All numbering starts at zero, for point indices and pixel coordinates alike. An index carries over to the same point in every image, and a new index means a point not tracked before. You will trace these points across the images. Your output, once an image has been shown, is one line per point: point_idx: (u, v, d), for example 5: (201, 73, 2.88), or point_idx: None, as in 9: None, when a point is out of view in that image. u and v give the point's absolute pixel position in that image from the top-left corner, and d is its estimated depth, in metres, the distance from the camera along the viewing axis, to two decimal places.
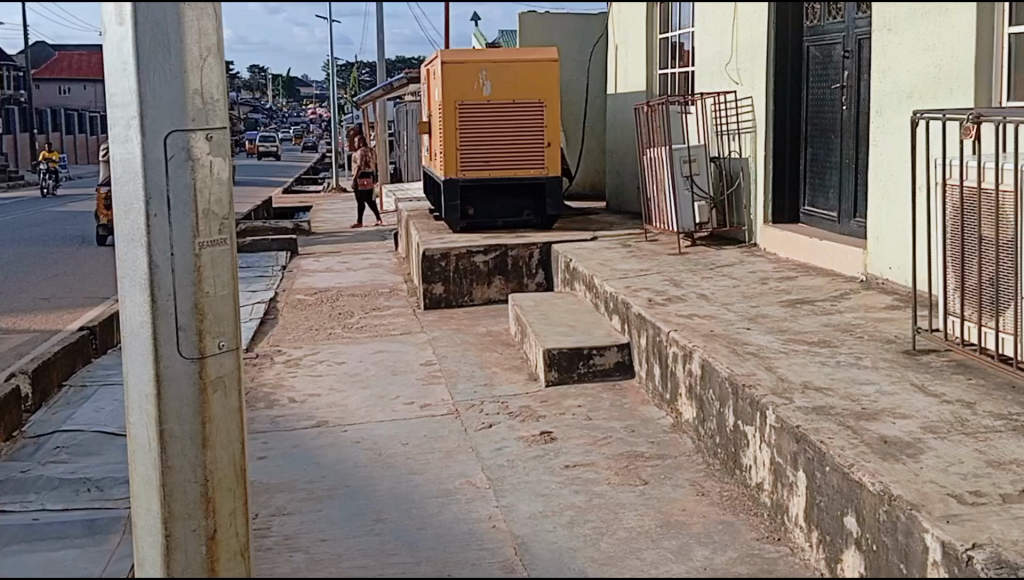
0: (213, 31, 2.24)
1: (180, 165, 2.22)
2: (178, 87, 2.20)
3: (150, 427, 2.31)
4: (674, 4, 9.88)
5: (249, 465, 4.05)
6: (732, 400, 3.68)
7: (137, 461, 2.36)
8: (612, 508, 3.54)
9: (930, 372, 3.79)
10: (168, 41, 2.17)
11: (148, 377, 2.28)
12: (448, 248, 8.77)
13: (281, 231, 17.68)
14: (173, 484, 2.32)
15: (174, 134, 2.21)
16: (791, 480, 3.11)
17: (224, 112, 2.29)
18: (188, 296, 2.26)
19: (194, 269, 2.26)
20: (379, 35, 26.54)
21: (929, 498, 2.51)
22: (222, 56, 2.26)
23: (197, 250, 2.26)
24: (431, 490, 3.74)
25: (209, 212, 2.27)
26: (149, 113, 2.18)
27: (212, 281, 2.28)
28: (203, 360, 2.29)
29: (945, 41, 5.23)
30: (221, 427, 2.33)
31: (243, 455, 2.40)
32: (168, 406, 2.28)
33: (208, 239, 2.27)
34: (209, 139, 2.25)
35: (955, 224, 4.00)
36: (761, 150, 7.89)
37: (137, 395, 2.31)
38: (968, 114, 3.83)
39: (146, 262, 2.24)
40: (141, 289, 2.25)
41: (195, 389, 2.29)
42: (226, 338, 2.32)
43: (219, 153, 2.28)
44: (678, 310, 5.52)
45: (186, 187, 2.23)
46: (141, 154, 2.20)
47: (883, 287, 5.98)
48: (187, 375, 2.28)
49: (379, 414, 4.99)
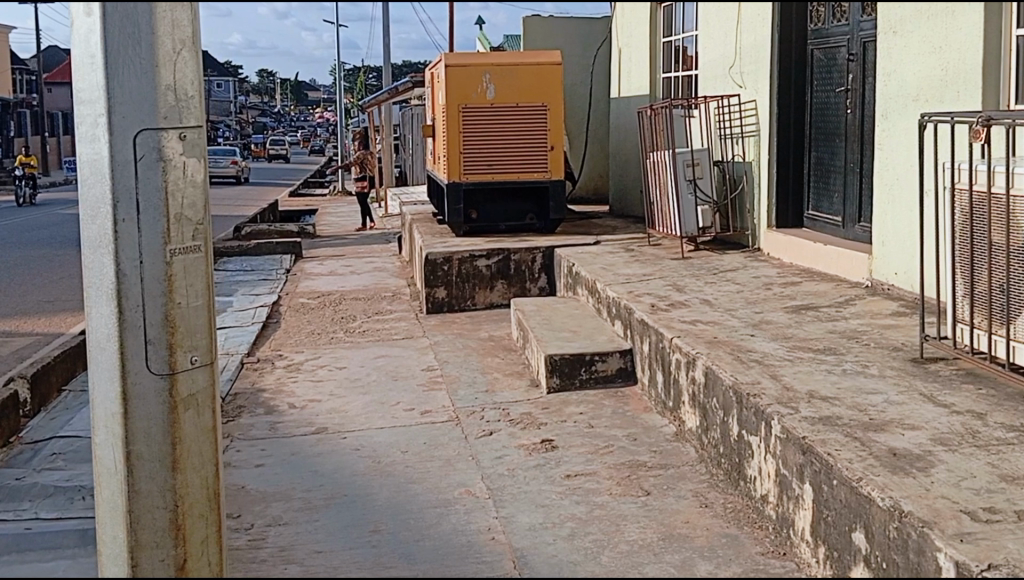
0: (186, 23, 2.41)
1: (151, 165, 2.42)
2: (149, 82, 2.39)
3: (117, 449, 2.50)
4: (677, 7, 9.84)
5: (246, 473, 3.99)
6: (736, 409, 3.61)
7: (105, 485, 2.55)
8: (613, 520, 3.47)
9: (938, 381, 3.71)
10: (139, 33, 2.35)
11: (115, 396, 2.47)
12: (451, 252, 8.72)
13: (286, 234, 17.66)
14: (140, 511, 2.51)
15: (145, 133, 2.41)
16: (797, 493, 3.05)
17: (197, 108, 2.48)
18: (156, 310, 2.45)
19: (166, 277, 2.45)
20: (383, 38, 26.53)
21: (941, 514, 2.44)
22: (195, 49, 2.44)
23: (169, 258, 2.45)
24: (430, 500, 3.68)
25: (181, 216, 2.47)
26: (117, 106, 2.37)
27: (184, 290, 2.48)
28: (173, 377, 2.49)
29: (951, 43, 5.17)
30: (190, 444, 2.54)
31: (213, 477, 2.61)
32: (135, 424, 2.47)
33: (180, 247, 2.47)
34: (182, 139, 2.45)
35: (965, 229, 3.93)
36: (765, 154, 7.83)
37: (105, 413, 2.50)
38: (977, 118, 3.76)
39: (113, 270, 2.43)
40: (108, 298, 2.44)
41: (164, 408, 2.48)
42: (197, 353, 2.53)
43: (192, 154, 2.49)
44: (681, 316, 5.46)
45: (158, 189, 2.43)
46: (109, 154, 2.39)
47: (888, 293, 5.91)
48: (155, 392, 2.48)
49: (378, 420, 4.93)
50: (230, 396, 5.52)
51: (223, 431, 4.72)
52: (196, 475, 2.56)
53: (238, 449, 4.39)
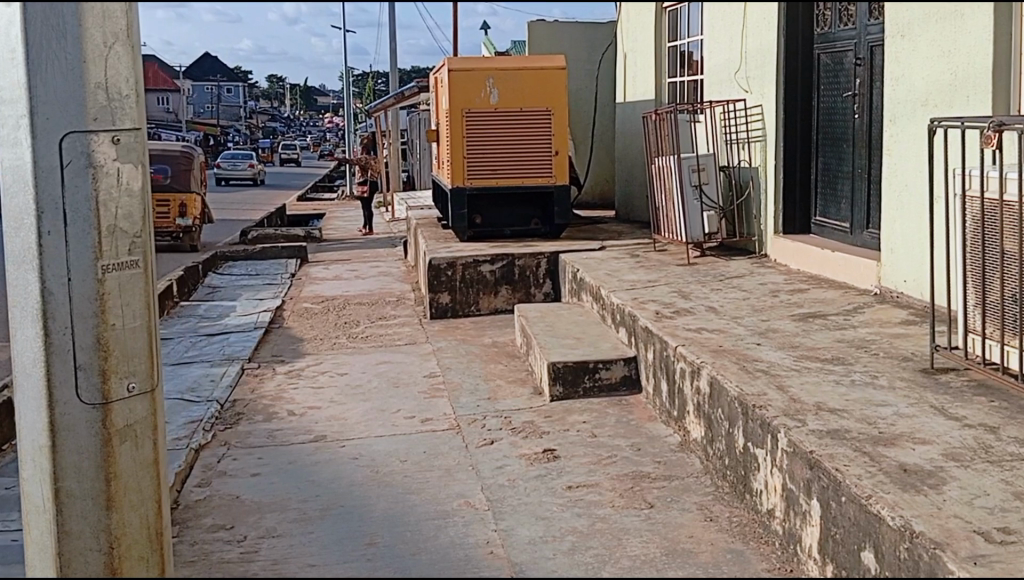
0: (121, 14, 2.39)
1: (80, 170, 2.43)
2: (80, 79, 2.40)
3: (47, 485, 2.53)
4: (682, 11, 9.76)
5: (243, 483, 3.94)
6: (741, 421, 3.54)
7: (38, 520, 2.59)
8: (615, 534, 3.40)
9: (949, 392, 3.62)
10: (64, 27, 2.35)
11: (42, 428, 2.50)
12: (454, 257, 8.66)
13: (292, 239, 17.67)
14: (74, 551, 2.55)
15: (72, 137, 2.42)
16: (804, 509, 2.96)
17: (133, 111, 2.48)
18: (88, 334, 2.49)
19: (99, 295, 2.49)
20: (390, 43, 26.61)
21: (954, 535, 2.36)
22: (130, 44, 2.42)
23: (101, 275, 2.48)
24: (428, 512, 3.62)
25: (116, 227, 2.48)
26: (39, 107, 2.39)
27: (118, 309, 2.51)
28: (108, 406, 2.50)
29: (961, 48, 5.08)
30: (129, 477, 2.55)
31: (154, 515, 2.61)
32: (66, 461, 2.50)
33: (114, 263, 2.49)
34: (116, 142, 2.46)
35: (977, 237, 3.84)
36: (772, 159, 7.74)
37: (32, 446, 2.54)
38: (988, 123, 3.67)
39: (39, 288, 2.47)
40: (35, 322, 2.49)
41: (98, 441, 2.50)
42: (135, 380, 2.55)
43: (128, 157, 2.48)
44: (686, 324, 5.38)
45: (89, 196, 2.44)
46: (34, 160, 2.41)
47: (897, 301, 5.82)
48: (85, 422, 2.50)
49: (378, 429, 4.87)
50: (230, 402, 5.47)
51: (221, 438, 4.67)
52: (135, 512, 2.57)
53: (235, 458, 4.33)
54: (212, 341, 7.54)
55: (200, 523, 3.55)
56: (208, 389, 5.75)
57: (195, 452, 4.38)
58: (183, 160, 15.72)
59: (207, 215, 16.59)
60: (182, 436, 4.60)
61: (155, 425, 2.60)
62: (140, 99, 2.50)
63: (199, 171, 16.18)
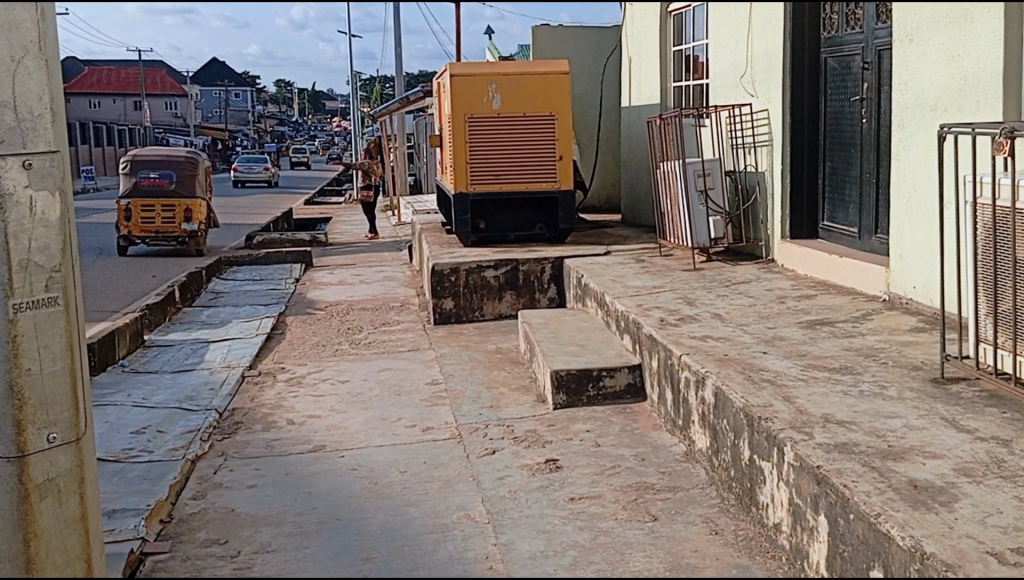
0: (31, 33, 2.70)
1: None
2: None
3: None
4: (688, 15, 9.70)
5: (239, 495, 3.89)
6: (747, 433, 3.46)
7: None
8: (617, 548, 3.33)
9: (961, 403, 3.53)
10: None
11: None
12: (458, 262, 8.60)
13: (297, 243, 17.69)
14: None
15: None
16: (811, 524, 2.89)
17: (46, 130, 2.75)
18: (12, 387, 2.79)
19: (18, 342, 2.77)
20: (396, 48, 26.70)
21: (966, 557, 2.28)
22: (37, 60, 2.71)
23: (17, 318, 2.76)
24: (427, 525, 3.56)
25: (31, 265, 2.77)
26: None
27: (36, 362, 2.79)
28: (30, 461, 2.80)
29: (971, 52, 5.00)
30: (53, 533, 2.82)
31: (82, 564, 2.85)
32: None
33: (31, 307, 2.78)
34: (28, 164, 2.73)
35: (989, 245, 3.75)
36: (778, 164, 7.67)
37: None
38: (999, 129, 3.59)
39: None
40: None
41: (21, 495, 2.80)
42: (56, 433, 2.81)
43: (40, 180, 2.76)
44: (691, 331, 5.31)
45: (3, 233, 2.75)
46: None
47: (906, 308, 5.73)
48: (12, 480, 2.80)
49: (378, 438, 4.81)
50: (229, 411, 5.43)
51: (218, 448, 4.63)
52: (61, 568, 2.83)
53: (232, 469, 4.29)
54: (213, 347, 7.51)
55: (194, 538, 3.49)
56: (207, 397, 5.71)
57: (191, 463, 4.33)
58: (189, 166, 15.54)
59: (212, 220, 16.60)
60: (178, 446, 4.56)
61: (79, 478, 2.84)
62: (55, 116, 2.77)
63: (205, 176, 16.15)
